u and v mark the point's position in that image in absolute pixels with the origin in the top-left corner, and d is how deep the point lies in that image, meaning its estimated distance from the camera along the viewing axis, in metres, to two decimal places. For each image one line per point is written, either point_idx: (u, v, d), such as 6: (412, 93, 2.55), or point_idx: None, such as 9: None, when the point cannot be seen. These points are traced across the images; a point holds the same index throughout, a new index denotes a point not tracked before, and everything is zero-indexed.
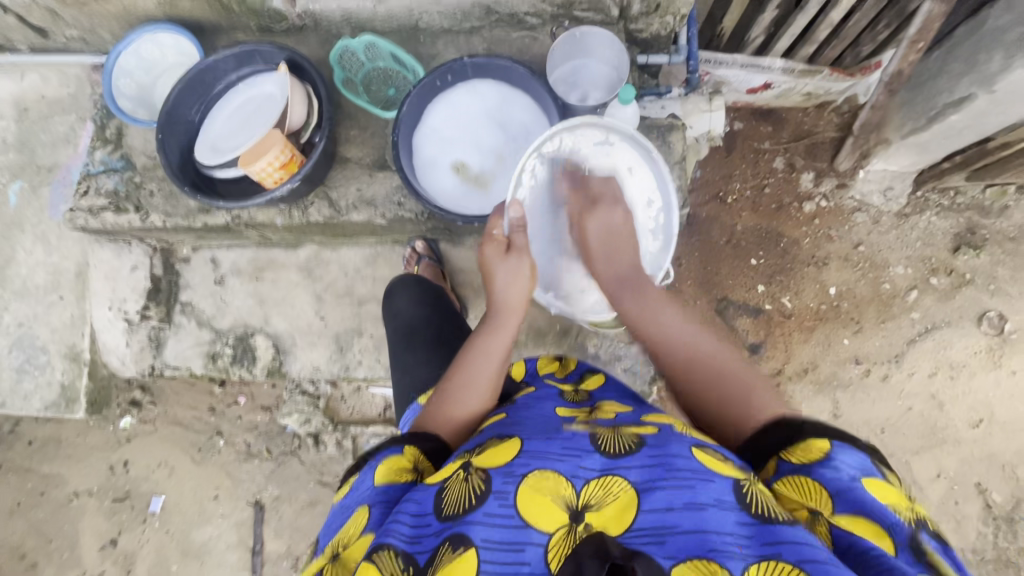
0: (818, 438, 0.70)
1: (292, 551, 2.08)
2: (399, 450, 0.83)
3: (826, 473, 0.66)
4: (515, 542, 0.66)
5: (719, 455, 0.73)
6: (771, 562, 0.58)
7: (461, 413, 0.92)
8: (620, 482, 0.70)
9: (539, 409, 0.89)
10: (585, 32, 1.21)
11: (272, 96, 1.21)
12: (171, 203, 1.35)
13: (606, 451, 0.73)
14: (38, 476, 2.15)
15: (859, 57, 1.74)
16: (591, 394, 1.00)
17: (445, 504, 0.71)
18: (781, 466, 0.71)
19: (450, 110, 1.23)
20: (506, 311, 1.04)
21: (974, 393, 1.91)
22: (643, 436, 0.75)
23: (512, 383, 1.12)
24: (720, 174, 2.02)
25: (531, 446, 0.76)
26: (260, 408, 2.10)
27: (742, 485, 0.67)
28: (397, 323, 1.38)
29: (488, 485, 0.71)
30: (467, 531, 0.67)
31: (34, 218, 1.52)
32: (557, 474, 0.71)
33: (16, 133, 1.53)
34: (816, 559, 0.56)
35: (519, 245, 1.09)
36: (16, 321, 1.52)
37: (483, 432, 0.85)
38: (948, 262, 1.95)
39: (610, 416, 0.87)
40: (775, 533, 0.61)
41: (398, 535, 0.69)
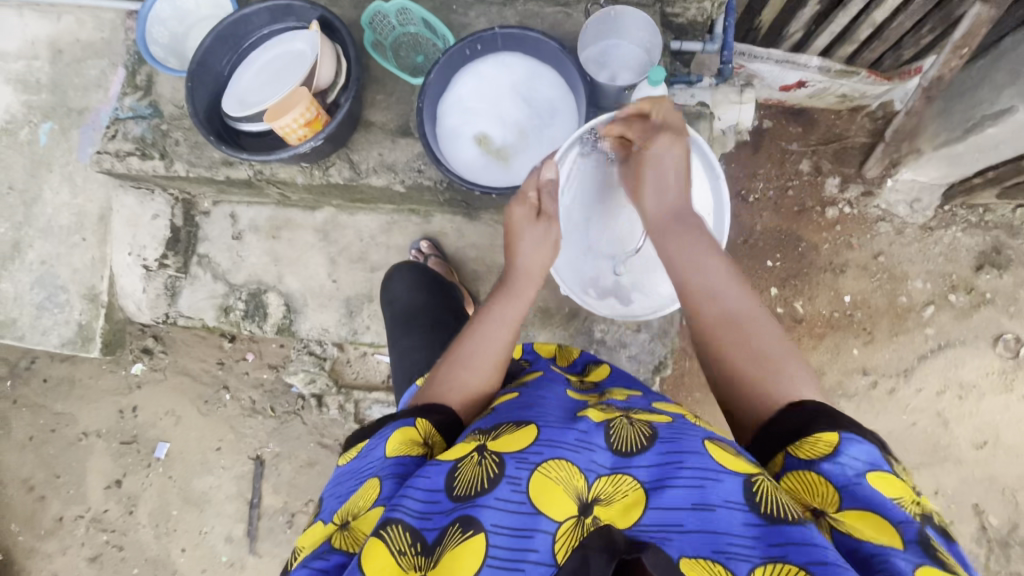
0: (827, 432, 0.71)
1: (288, 507, 2.13)
2: (413, 422, 0.85)
3: (832, 469, 0.69)
4: (524, 528, 0.67)
5: (731, 449, 0.75)
6: (777, 564, 0.61)
7: (468, 381, 0.95)
8: (630, 480, 0.73)
9: (554, 391, 0.93)
10: (619, 12, 1.20)
11: (301, 53, 1.21)
12: (195, 153, 1.36)
13: (619, 447, 0.76)
14: (50, 412, 2.22)
15: (899, 60, 1.68)
16: (598, 383, 1.06)
17: (456, 485, 0.73)
18: (787, 461, 0.73)
19: (477, 81, 1.22)
20: (525, 278, 1.07)
21: (981, 414, 1.89)
22: (655, 427, 0.78)
23: (510, 361, 1.14)
24: (744, 172, 2.00)
25: (547, 434, 0.77)
26: (267, 366, 2.14)
27: (753, 480, 0.68)
28: (394, 308, 1.44)
29: (502, 469, 0.72)
30: (477, 514, 0.68)
31: (63, 158, 1.55)
32: (572, 465, 0.73)
33: (49, 75, 1.55)
34: (822, 560, 0.59)
35: (549, 213, 1.08)
36: (39, 259, 1.56)
37: (497, 412, 0.87)
38: (969, 280, 1.92)
39: (621, 399, 0.93)
40: (782, 534, 0.63)
41: (407, 511, 0.70)
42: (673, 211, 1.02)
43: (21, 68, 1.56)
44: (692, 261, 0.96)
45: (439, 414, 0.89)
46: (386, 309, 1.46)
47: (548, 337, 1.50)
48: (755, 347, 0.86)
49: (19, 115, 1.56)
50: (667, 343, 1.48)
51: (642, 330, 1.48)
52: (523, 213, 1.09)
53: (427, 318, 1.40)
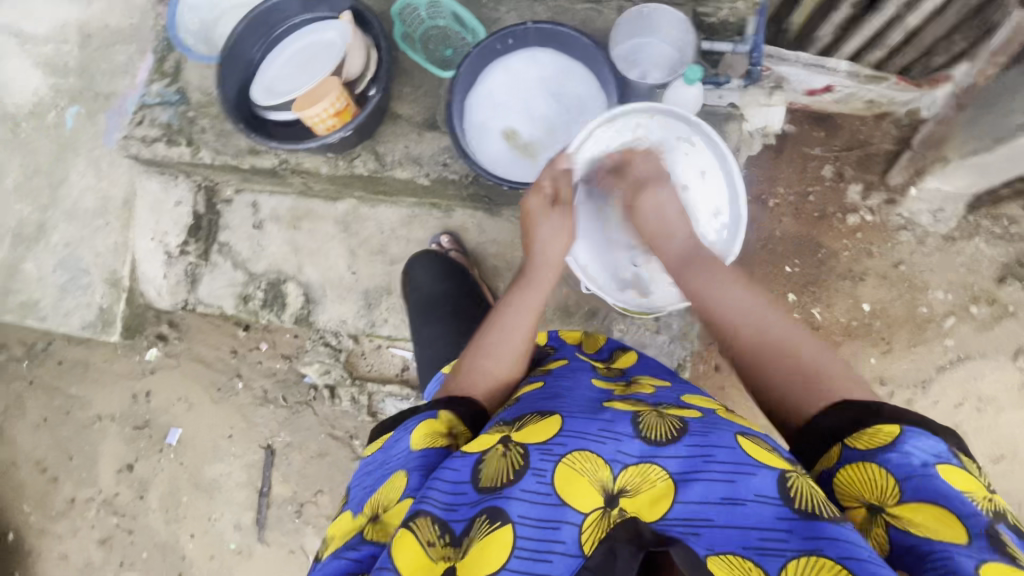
0: (888, 423, 0.72)
1: (297, 497, 2.14)
2: (436, 413, 0.85)
3: (895, 459, 0.69)
4: (550, 519, 0.69)
5: (764, 444, 0.75)
6: (812, 557, 0.62)
7: (493, 368, 0.95)
8: (659, 470, 0.73)
9: (579, 380, 0.92)
10: (652, 10, 1.19)
11: (332, 44, 1.21)
12: (221, 141, 1.37)
13: (648, 437, 0.75)
14: (65, 395, 2.24)
15: (929, 67, 1.66)
16: (625, 370, 1.04)
17: (482, 476, 0.73)
18: (844, 452, 0.74)
19: (507, 75, 1.21)
20: (544, 268, 1.09)
21: (999, 428, 1.87)
22: (686, 421, 0.78)
23: (535, 348, 1.12)
24: (765, 176, 1.98)
25: (571, 425, 0.77)
26: (280, 356, 2.15)
27: (787, 477, 0.69)
28: (417, 295, 1.47)
29: (527, 461, 0.73)
30: (504, 506, 0.69)
31: (88, 143, 1.56)
32: (597, 456, 0.73)
33: (78, 59, 1.56)
34: (857, 558, 0.60)
35: (563, 201, 1.12)
36: (62, 242, 1.57)
37: (521, 402, 0.88)
38: (991, 292, 1.89)
39: (649, 391, 0.91)
40: (816, 528, 0.63)
41: (435, 503, 0.71)
42: (687, 254, 1.06)
43: (50, 51, 1.57)
44: (714, 295, 0.99)
45: (462, 405, 0.88)
46: (408, 296, 1.49)
47: None
48: (806, 367, 0.85)
49: (47, 98, 1.57)
50: (686, 345, 1.47)
51: (661, 332, 1.48)
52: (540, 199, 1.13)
53: (449, 305, 1.45)
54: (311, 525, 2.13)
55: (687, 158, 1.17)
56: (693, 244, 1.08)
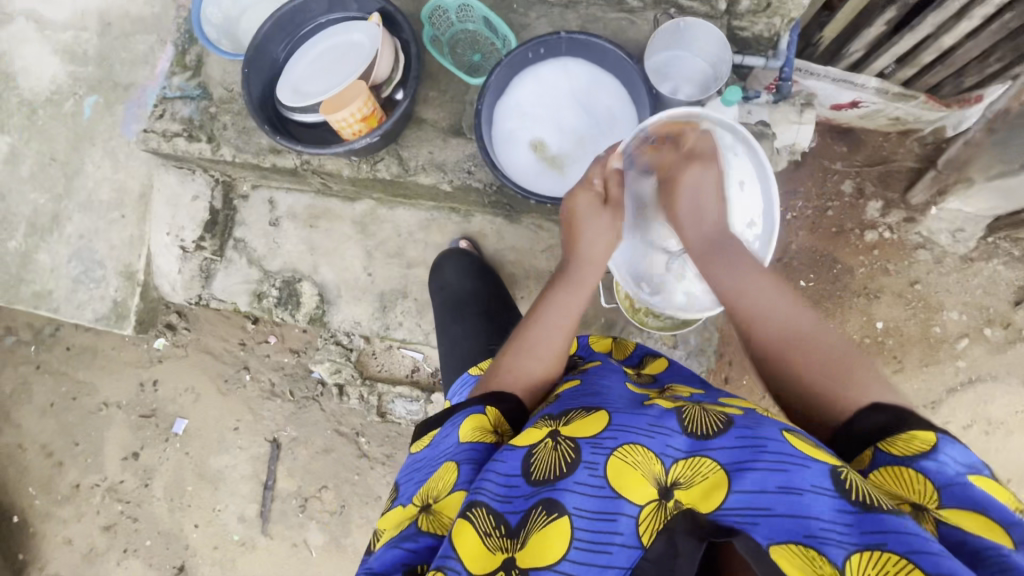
0: (924, 431, 0.70)
1: (301, 491, 2.14)
2: (482, 408, 0.84)
3: (932, 467, 0.67)
4: (606, 511, 0.67)
5: (811, 441, 0.70)
6: (875, 551, 0.58)
7: (525, 370, 0.93)
8: (710, 463, 0.70)
9: (615, 380, 0.90)
10: (689, 23, 1.16)
11: (360, 45, 1.19)
12: (242, 138, 1.35)
13: (693, 431, 0.73)
14: (72, 380, 2.24)
15: (959, 87, 1.63)
16: (656, 377, 1.02)
17: (534, 469, 0.72)
18: (877, 457, 0.72)
19: (537, 85, 1.19)
20: (586, 265, 1.03)
21: (1007, 451, 1.87)
22: (731, 415, 0.75)
23: (564, 355, 1.09)
24: (784, 189, 1.96)
25: (619, 420, 0.75)
26: (289, 350, 2.15)
27: (839, 471, 0.65)
28: (445, 295, 1.44)
29: (578, 455, 0.72)
30: (560, 497, 0.68)
31: (105, 133, 1.54)
32: (647, 449, 0.71)
33: (97, 47, 1.53)
34: (927, 550, 0.55)
35: (614, 200, 1.05)
36: (77, 233, 1.56)
37: (562, 399, 0.85)
38: (1006, 315, 1.88)
39: (686, 393, 0.89)
40: (879, 522, 0.59)
41: (490, 493, 0.71)
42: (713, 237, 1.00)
43: (70, 38, 1.55)
44: (739, 287, 0.94)
45: (508, 403, 0.87)
46: (436, 296, 1.46)
47: None
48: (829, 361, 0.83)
49: (65, 86, 1.55)
50: (702, 360, 1.46)
51: (678, 346, 1.47)
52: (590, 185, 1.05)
53: (477, 305, 1.41)
54: (315, 520, 2.13)
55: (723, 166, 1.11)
56: (721, 230, 1.01)
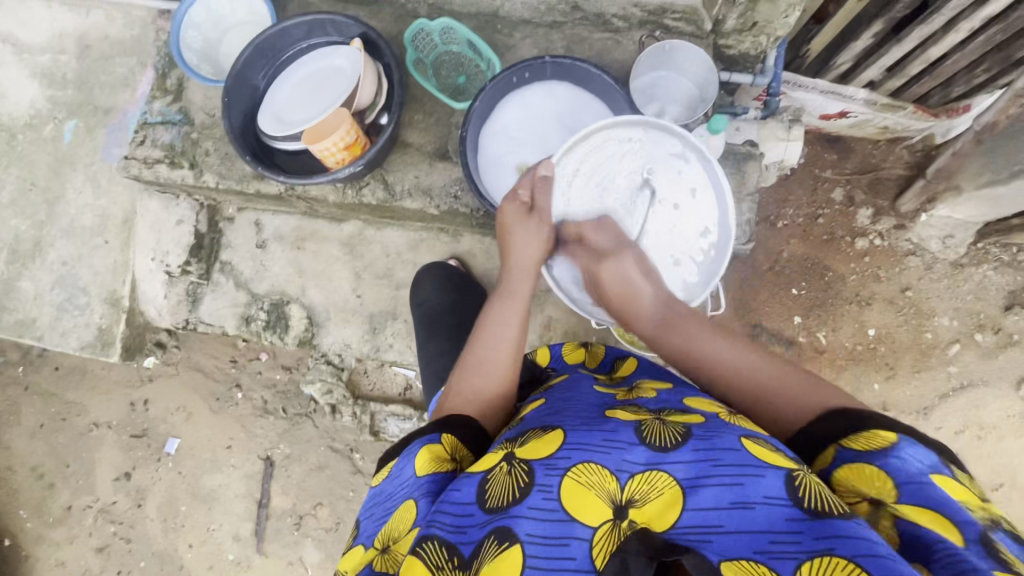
0: (884, 430, 0.69)
1: (296, 509, 2.12)
2: (438, 437, 0.82)
3: (893, 463, 0.66)
4: (559, 535, 0.66)
5: (770, 447, 0.71)
6: (826, 558, 0.56)
7: (480, 389, 0.94)
8: (666, 477, 0.69)
9: (582, 391, 0.92)
10: (675, 46, 1.15)
11: (341, 70, 1.17)
12: (226, 164, 1.33)
13: (651, 443, 0.73)
14: (61, 401, 2.22)
15: (947, 97, 1.63)
16: (627, 378, 1.03)
17: (488, 496, 0.71)
18: (840, 453, 0.71)
19: (523, 109, 1.18)
20: (519, 273, 1.06)
21: (999, 456, 1.88)
22: (688, 427, 0.75)
23: (539, 369, 1.15)
24: (774, 198, 1.96)
25: (576, 437, 0.75)
26: (281, 367, 2.13)
27: (795, 476, 0.65)
28: (423, 310, 1.42)
29: (532, 478, 0.71)
30: (512, 524, 0.67)
31: (87, 157, 1.52)
32: (601, 467, 0.71)
33: (76, 70, 1.51)
34: (873, 553, 0.54)
35: (540, 208, 1.08)
36: (60, 259, 1.53)
37: (525, 420, 0.86)
38: (997, 320, 1.89)
39: (652, 395, 0.90)
40: (829, 527, 0.59)
41: (443, 526, 0.70)
42: (662, 320, 1.02)
43: (48, 61, 1.52)
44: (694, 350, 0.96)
45: (464, 428, 0.86)
46: (414, 311, 1.44)
47: None
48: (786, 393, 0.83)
49: (44, 110, 1.52)
50: None
51: None
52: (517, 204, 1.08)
53: (453, 319, 1.40)
54: (310, 537, 2.12)
55: (676, 175, 1.13)
56: (661, 303, 1.04)
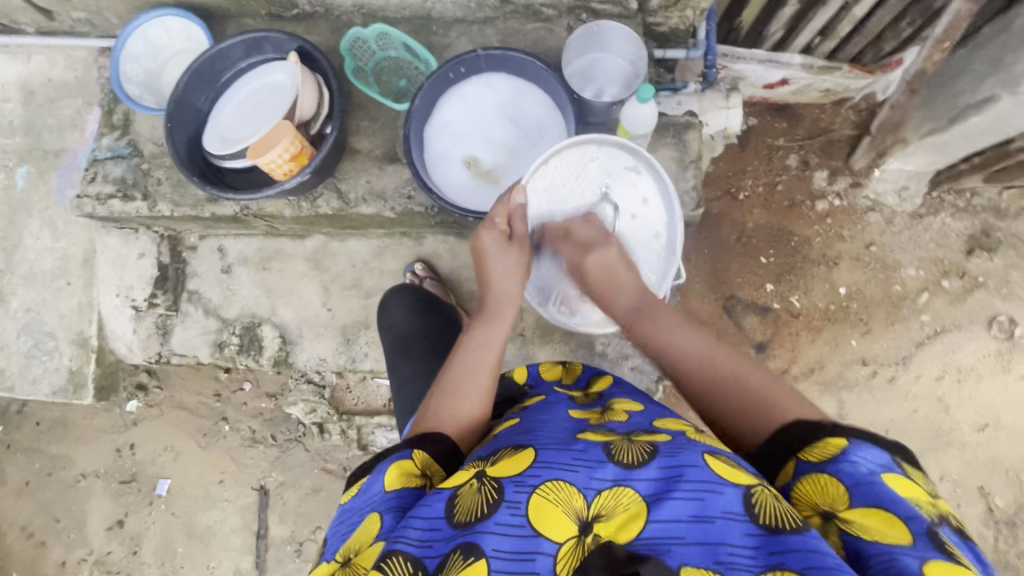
0: (835, 436, 0.70)
1: (296, 535, 2.07)
2: (410, 453, 0.82)
3: (845, 469, 0.67)
4: (525, 551, 0.65)
5: (731, 461, 0.71)
6: (777, 572, 0.58)
7: (464, 413, 0.90)
8: (632, 494, 0.69)
9: (555, 414, 0.89)
10: (602, 27, 1.18)
11: (282, 85, 1.20)
12: (178, 192, 1.34)
13: (620, 460, 0.72)
14: (45, 456, 2.16)
15: (880, 54, 1.68)
16: (602, 395, 1.01)
17: (457, 512, 0.70)
18: (799, 466, 0.71)
19: (464, 103, 1.22)
20: (502, 300, 1.05)
21: (980, 397, 1.85)
22: (656, 444, 0.74)
23: (516, 386, 1.10)
24: (731, 170, 1.94)
25: (545, 456, 0.75)
26: (265, 395, 2.07)
27: (752, 493, 0.65)
28: (394, 334, 1.40)
29: (501, 495, 0.70)
30: (477, 540, 0.66)
31: (41, 203, 1.51)
32: (570, 484, 0.70)
33: (22, 117, 1.51)
34: (825, 566, 0.56)
35: (519, 233, 1.10)
36: (23, 306, 1.52)
37: (498, 438, 0.84)
38: (961, 264, 1.89)
39: (622, 417, 0.88)
40: (782, 542, 0.60)
41: (409, 540, 0.69)
42: (636, 305, 1.04)
43: None
44: (661, 334, 0.98)
45: (437, 445, 0.84)
46: (385, 337, 1.41)
47: (549, 353, 1.49)
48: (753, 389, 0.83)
49: None
50: None
51: None
52: (495, 233, 1.07)
53: (426, 341, 1.37)
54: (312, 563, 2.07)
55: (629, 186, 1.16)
56: (640, 292, 1.06)
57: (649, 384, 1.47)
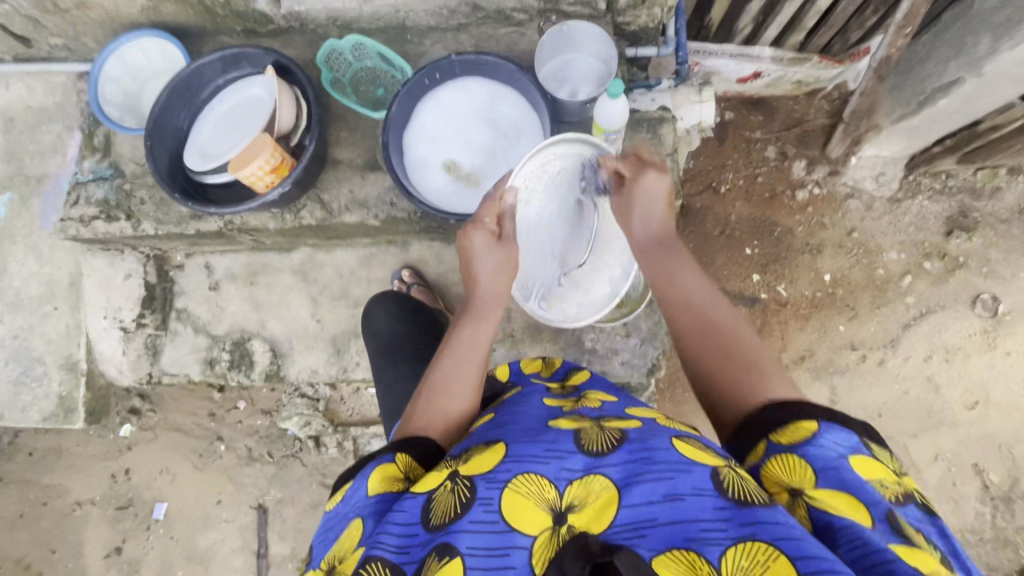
0: (806, 420, 0.72)
1: (297, 553, 2.05)
2: (392, 458, 0.82)
3: (813, 451, 0.68)
4: (499, 546, 0.65)
5: (699, 445, 0.73)
6: (748, 543, 0.60)
7: (449, 413, 0.91)
8: (603, 480, 0.69)
9: (528, 405, 0.91)
10: (573, 26, 1.20)
11: (260, 100, 1.21)
12: (162, 210, 1.35)
13: (589, 449, 0.73)
14: (39, 486, 2.12)
15: (847, 43, 1.72)
16: (578, 387, 1.03)
17: (432, 515, 0.71)
18: (770, 447, 0.73)
19: (440, 109, 1.24)
20: (492, 300, 1.04)
21: (970, 375, 1.86)
22: (624, 431, 0.76)
23: (498, 383, 1.12)
24: (711, 165, 1.96)
25: (515, 450, 0.75)
26: (260, 412, 2.05)
27: (719, 472, 0.67)
28: (376, 341, 1.41)
29: (473, 493, 0.71)
30: (453, 540, 0.67)
31: (25, 229, 1.51)
32: (541, 476, 0.71)
33: (3, 144, 1.51)
34: (790, 537, 0.59)
35: (508, 235, 1.06)
36: (10, 333, 1.52)
37: (472, 435, 0.85)
38: (941, 246, 1.89)
39: (595, 405, 0.90)
40: (752, 515, 0.62)
41: (386, 547, 0.69)
42: (657, 239, 1.04)
43: None
44: (671, 277, 0.98)
45: (420, 447, 0.85)
46: (367, 344, 1.42)
47: (539, 351, 1.51)
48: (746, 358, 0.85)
49: None
50: (657, 344, 1.47)
51: (632, 335, 1.48)
52: (484, 229, 1.04)
53: (409, 346, 1.38)
54: None
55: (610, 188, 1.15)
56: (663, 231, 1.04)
57: (640, 378, 1.48)
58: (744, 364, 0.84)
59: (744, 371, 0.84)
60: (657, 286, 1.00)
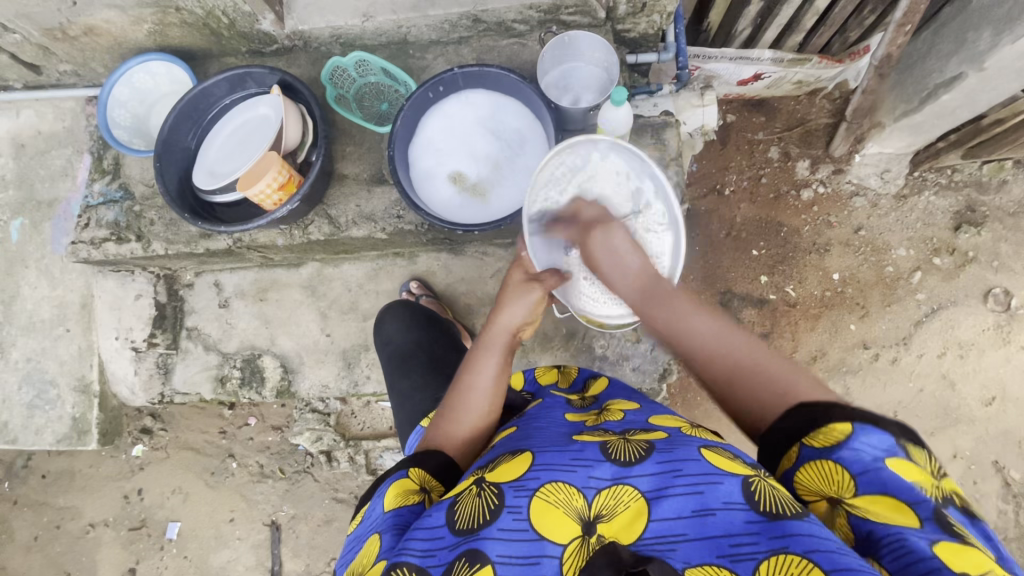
0: (840, 422, 0.68)
1: (311, 570, 2.04)
2: (406, 473, 0.83)
3: (849, 456, 0.66)
4: (529, 555, 0.65)
5: (729, 456, 0.72)
6: (781, 556, 0.58)
7: (461, 432, 0.91)
8: (631, 490, 0.69)
9: (551, 418, 0.90)
10: (574, 36, 1.21)
11: (266, 118, 1.23)
12: (172, 230, 1.36)
13: (617, 458, 0.73)
14: (53, 508, 2.12)
15: (846, 42, 1.74)
16: (599, 397, 1.03)
17: (457, 519, 0.70)
18: (802, 452, 0.70)
19: (444, 121, 1.25)
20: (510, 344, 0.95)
21: (985, 370, 1.84)
22: (651, 441, 0.75)
23: (514, 394, 1.11)
24: (716, 167, 1.96)
25: (542, 458, 0.75)
26: (271, 428, 2.04)
27: (750, 481, 0.66)
28: (389, 349, 1.40)
29: (502, 499, 0.70)
30: (481, 547, 0.66)
31: (36, 252, 1.53)
32: (569, 485, 0.70)
33: (15, 170, 1.53)
34: (825, 549, 0.56)
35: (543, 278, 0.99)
36: (23, 356, 1.53)
37: (496, 448, 0.85)
38: (950, 241, 1.88)
39: (618, 417, 0.89)
40: (783, 526, 0.60)
41: (413, 552, 0.68)
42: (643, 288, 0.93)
43: None
44: (676, 323, 0.87)
45: (436, 458, 0.86)
46: (382, 352, 1.42)
47: (550, 359, 1.50)
48: (768, 373, 0.78)
49: None
50: None
51: (642, 341, 1.47)
52: (518, 283, 0.99)
53: (422, 355, 1.37)
54: None
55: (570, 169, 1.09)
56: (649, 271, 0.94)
57: (652, 384, 1.47)
58: (761, 382, 0.78)
59: (758, 384, 0.77)
60: (666, 336, 0.88)
